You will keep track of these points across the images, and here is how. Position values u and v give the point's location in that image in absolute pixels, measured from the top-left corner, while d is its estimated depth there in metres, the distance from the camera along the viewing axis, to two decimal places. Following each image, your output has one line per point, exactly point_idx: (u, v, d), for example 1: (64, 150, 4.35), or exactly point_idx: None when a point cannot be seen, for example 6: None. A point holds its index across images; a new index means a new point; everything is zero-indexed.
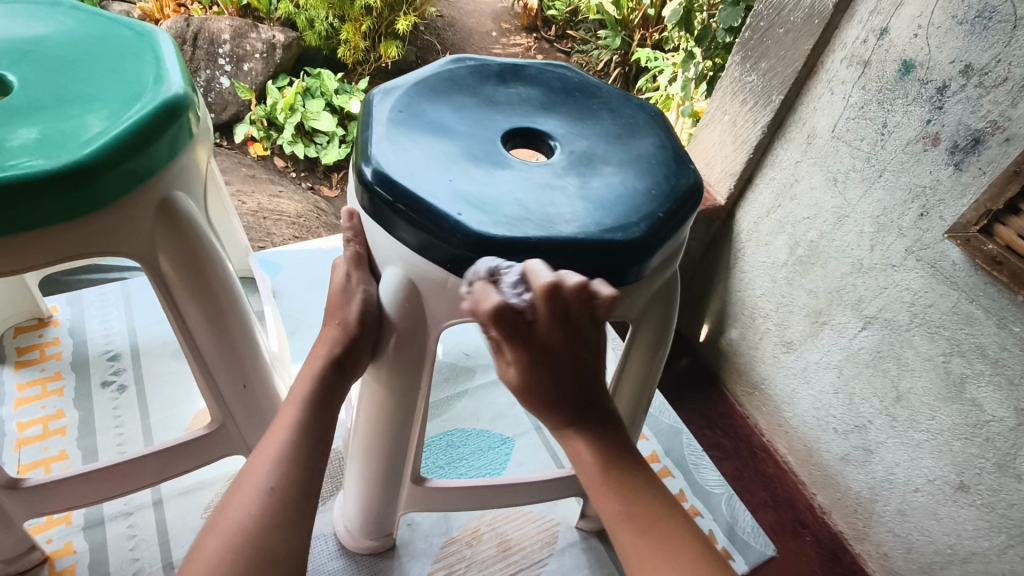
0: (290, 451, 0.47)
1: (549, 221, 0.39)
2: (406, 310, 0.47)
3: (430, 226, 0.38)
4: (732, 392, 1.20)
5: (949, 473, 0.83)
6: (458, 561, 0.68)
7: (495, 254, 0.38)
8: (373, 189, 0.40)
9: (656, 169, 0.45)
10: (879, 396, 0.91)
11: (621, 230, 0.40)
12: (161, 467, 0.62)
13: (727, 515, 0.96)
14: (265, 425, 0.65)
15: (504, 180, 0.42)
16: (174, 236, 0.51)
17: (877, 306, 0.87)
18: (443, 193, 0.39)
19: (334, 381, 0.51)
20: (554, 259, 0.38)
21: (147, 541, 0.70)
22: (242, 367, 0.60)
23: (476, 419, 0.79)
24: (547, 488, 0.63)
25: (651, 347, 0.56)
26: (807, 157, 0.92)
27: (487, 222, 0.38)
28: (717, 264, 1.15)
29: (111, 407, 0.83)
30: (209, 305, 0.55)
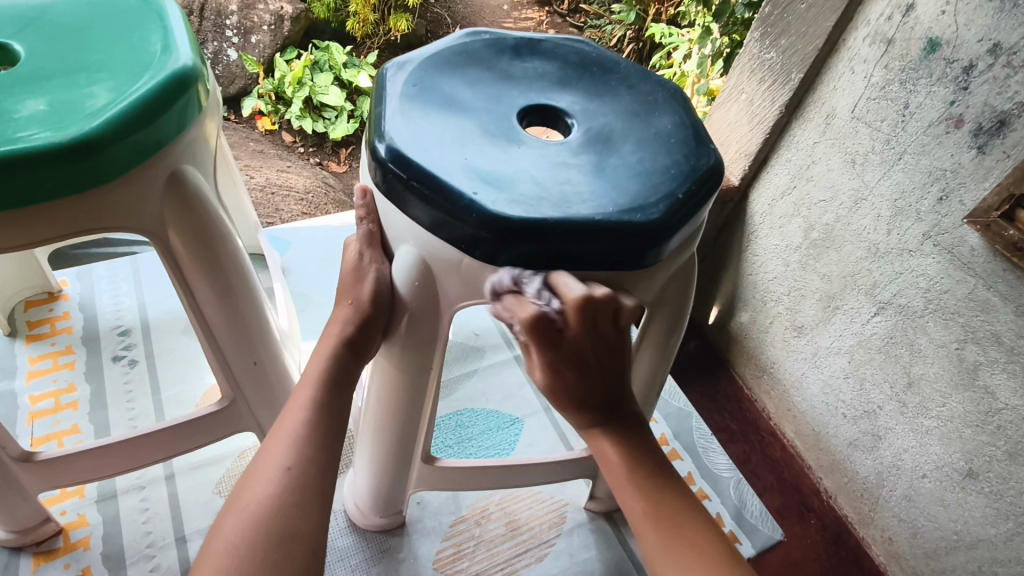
0: (307, 431, 0.47)
1: (566, 201, 0.38)
2: (419, 290, 0.43)
3: (445, 204, 0.37)
4: (741, 375, 1.19)
5: (958, 460, 0.83)
6: (467, 540, 0.68)
7: (511, 234, 0.37)
8: (386, 166, 0.39)
9: (676, 148, 0.43)
10: (890, 381, 0.90)
11: (639, 212, 0.38)
12: (172, 443, 0.62)
13: (734, 499, 0.98)
14: (276, 402, 0.65)
15: (520, 157, 0.40)
16: (184, 211, 0.51)
17: (892, 292, 0.86)
18: (458, 170, 0.38)
19: (348, 360, 0.51)
20: (570, 241, 0.37)
21: (159, 514, 0.71)
22: (252, 343, 0.60)
23: (485, 399, 0.78)
24: (555, 471, 0.63)
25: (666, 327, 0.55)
26: (825, 138, 0.90)
27: (502, 201, 0.37)
28: (730, 246, 1.14)
29: (122, 382, 0.84)
30: (219, 280, 0.54)
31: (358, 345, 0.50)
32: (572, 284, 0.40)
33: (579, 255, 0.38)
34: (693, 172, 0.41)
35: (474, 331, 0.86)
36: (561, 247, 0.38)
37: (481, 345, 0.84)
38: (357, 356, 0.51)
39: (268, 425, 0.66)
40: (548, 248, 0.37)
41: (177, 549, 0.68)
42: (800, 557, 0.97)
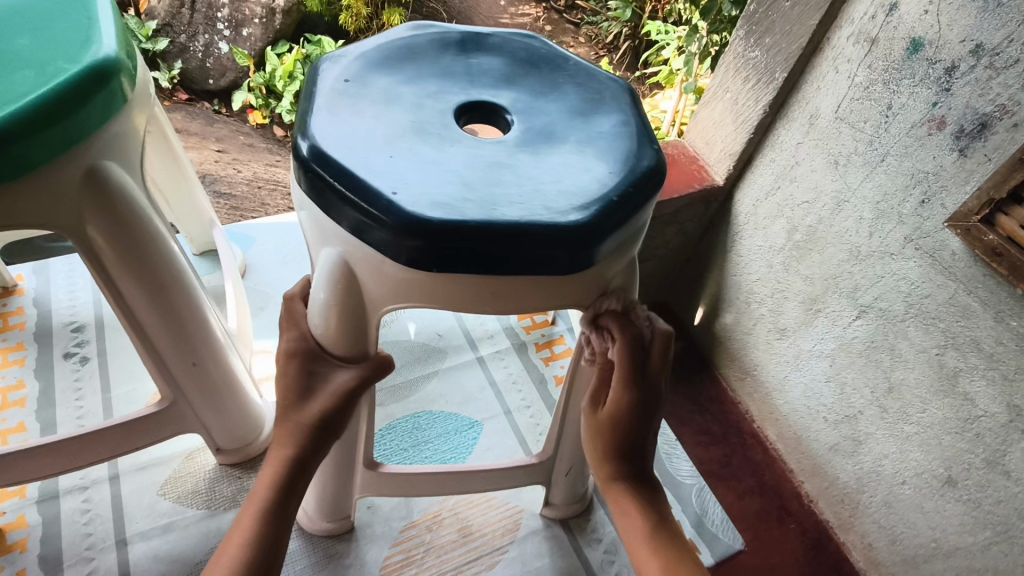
0: (258, 536, 0.45)
1: (492, 203, 0.36)
2: (342, 293, 0.41)
3: (362, 205, 0.36)
4: (725, 377, 1.18)
5: (937, 467, 0.82)
6: (417, 546, 0.67)
7: (429, 238, 0.35)
8: (308, 165, 0.37)
9: (618, 148, 0.42)
10: (871, 386, 0.89)
11: (570, 215, 0.37)
12: (117, 442, 0.61)
13: (696, 506, 0.98)
14: (222, 402, 0.64)
15: (450, 157, 0.39)
16: (104, 208, 0.49)
17: (873, 295, 0.85)
18: (380, 171, 0.36)
19: (320, 443, 0.47)
20: (496, 246, 0.36)
21: (102, 515, 0.69)
22: (191, 343, 0.59)
23: (445, 401, 0.77)
24: (503, 477, 0.62)
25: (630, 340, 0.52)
26: (808, 139, 0.88)
27: (424, 203, 0.35)
28: (715, 247, 1.12)
29: (72, 379, 0.82)
30: (148, 279, 0.53)
31: (324, 429, 0.47)
32: (497, 290, 0.39)
33: (505, 260, 0.37)
34: (631, 174, 0.40)
35: (436, 331, 0.84)
36: (485, 252, 0.36)
37: (443, 345, 0.83)
38: (324, 437, 0.47)
39: (212, 426, 0.65)
40: (472, 252, 0.36)
41: (118, 551, 0.67)
42: (778, 562, 0.97)
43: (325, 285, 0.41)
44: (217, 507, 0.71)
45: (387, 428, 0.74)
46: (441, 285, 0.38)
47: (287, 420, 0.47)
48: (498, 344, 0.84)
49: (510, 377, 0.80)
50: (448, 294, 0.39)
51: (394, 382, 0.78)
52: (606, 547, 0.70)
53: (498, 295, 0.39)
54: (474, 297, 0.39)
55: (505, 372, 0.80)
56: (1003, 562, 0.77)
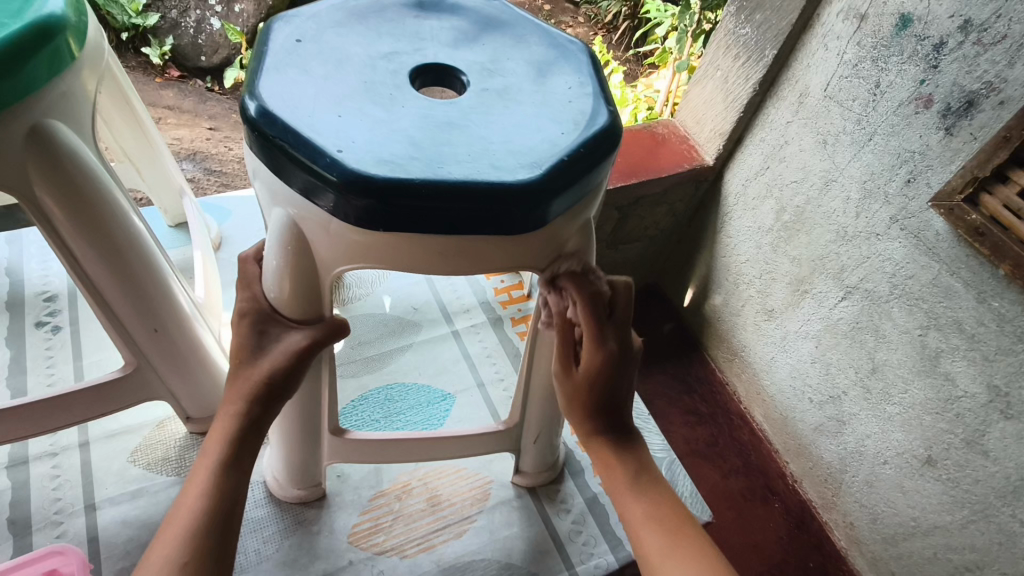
0: (216, 488, 0.45)
1: (438, 161, 0.36)
2: (291, 254, 0.40)
3: (306, 163, 0.35)
4: (714, 358, 1.19)
5: (917, 447, 0.82)
6: (386, 514, 0.68)
7: (372, 196, 0.34)
8: (254, 124, 0.36)
9: (573, 109, 0.41)
10: (855, 366, 0.89)
11: (518, 173, 0.36)
12: (88, 408, 0.61)
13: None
14: (189, 369, 0.64)
15: (401, 117, 0.38)
16: (54, 171, 0.48)
17: (859, 276, 0.84)
18: (326, 130, 0.36)
19: (272, 399, 0.48)
20: (443, 204, 0.35)
21: (71, 482, 0.67)
22: (154, 311, 0.58)
23: (419, 373, 0.77)
24: (469, 445, 0.62)
25: (561, 322, 0.49)
26: (798, 118, 0.88)
27: (368, 161, 0.35)
28: (705, 228, 1.12)
29: (44, 348, 0.82)
30: (105, 245, 0.52)
31: (274, 389, 0.47)
32: (446, 250, 0.38)
33: (452, 220, 0.36)
34: (584, 134, 0.39)
35: (413, 305, 0.84)
36: (430, 211, 0.35)
37: (419, 319, 0.83)
38: (276, 396, 0.48)
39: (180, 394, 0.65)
40: (417, 210, 0.35)
41: (86, 517, 0.65)
42: (761, 541, 1.00)
43: (272, 241, 0.41)
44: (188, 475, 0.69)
45: (360, 399, 0.74)
46: (388, 243, 0.37)
47: (239, 378, 0.48)
48: (475, 318, 0.84)
49: (485, 350, 0.80)
50: (396, 253, 0.38)
51: (367, 354, 0.79)
52: (575, 518, 0.70)
53: (447, 254, 0.39)
54: (421, 257, 0.39)
55: (480, 346, 0.81)
56: (980, 541, 0.77)
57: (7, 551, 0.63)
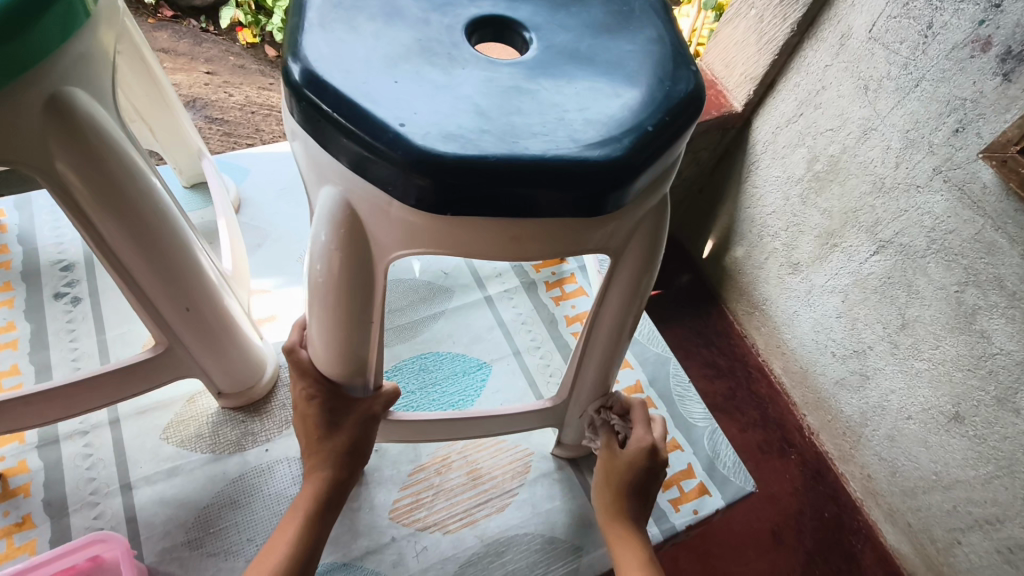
0: (305, 541, 0.46)
1: (511, 134, 0.32)
2: (342, 237, 0.36)
3: (364, 138, 0.31)
4: (733, 311, 1.16)
5: (945, 404, 0.80)
6: (427, 489, 0.67)
7: (442, 176, 0.31)
8: (300, 91, 0.32)
9: (650, 67, 0.37)
10: (883, 322, 0.85)
11: (600, 148, 0.32)
12: (117, 387, 0.59)
13: (707, 449, 0.76)
14: (219, 346, 0.61)
15: (464, 80, 0.34)
16: (72, 141, 0.43)
17: (894, 230, 0.80)
18: (384, 98, 0.32)
19: (351, 463, 0.49)
20: (517, 185, 0.31)
21: (104, 461, 0.66)
22: (182, 288, 0.55)
23: (453, 342, 0.75)
24: (514, 421, 0.60)
25: (625, 302, 0.47)
26: (838, 61, 0.81)
27: (434, 135, 0.31)
28: (728, 178, 1.06)
29: (64, 321, 0.79)
30: (131, 221, 0.49)
31: (355, 451, 0.48)
32: (515, 234, 0.35)
33: (527, 202, 0.32)
34: (667, 100, 0.35)
35: (442, 270, 0.81)
36: (503, 193, 0.32)
37: (450, 285, 0.80)
38: (355, 458, 0.49)
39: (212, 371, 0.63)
40: (487, 193, 0.32)
41: (123, 497, 0.64)
42: (778, 492, 0.99)
43: (326, 232, 0.36)
44: (221, 451, 0.68)
45: (394, 369, 0.72)
46: (454, 229, 0.34)
47: (315, 449, 0.48)
48: (508, 282, 0.81)
49: (520, 317, 0.78)
50: (464, 240, 0.35)
51: (399, 322, 0.76)
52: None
53: (515, 238, 0.36)
54: (489, 240, 0.35)
55: (514, 313, 0.78)
56: (1002, 496, 0.76)
57: (45, 534, 0.62)
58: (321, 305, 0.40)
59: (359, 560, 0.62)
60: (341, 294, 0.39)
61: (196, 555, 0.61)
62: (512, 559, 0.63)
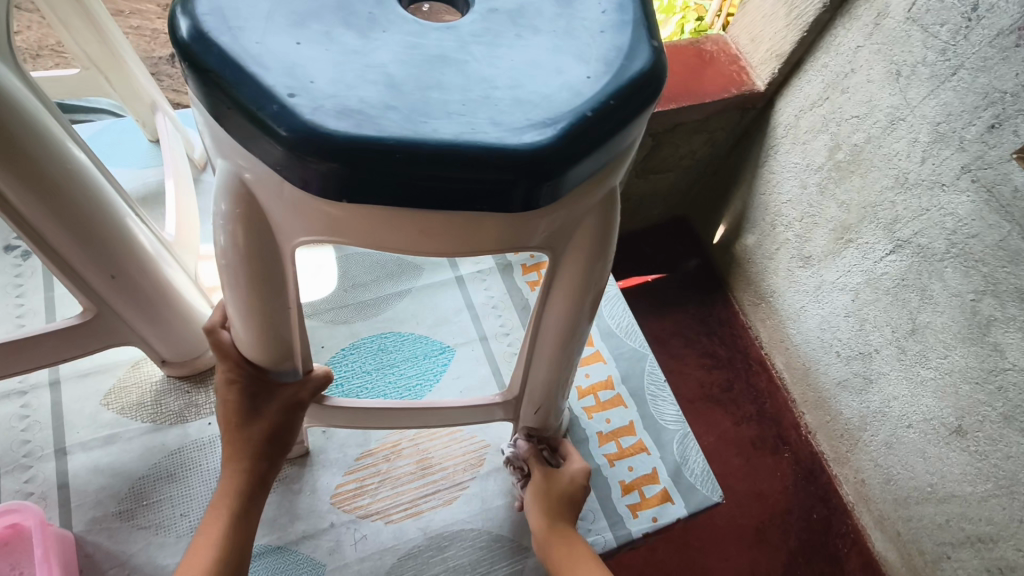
0: (232, 527, 0.48)
1: (421, 112, 0.28)
2: (241, 218, 0.34)
3: (249, 109, 0.28)
4: (738, 300, 1.07)
5: (948, 416, 0.72)
6: (372, 475, 0.66)
7: (331, 157, 0.27)
8: (186, 51, 0.29)
9: (604, 38, 0.32)
10: (892, 325, 0.77)
11: (524, 134, 0.28)
12: (55, 351, 0.57)
13: (675, 454, 0.74)
14: (156, 313, 0.59)
15: (380, 46, 0.31)
16: None
17: (913, 230, 0.72)
18: (278, 64, 0.29)
19: (270, 451, 0.50)
20: (423, 172, 0.28)
21: (40, 423, 0.65)
22: (109, 253, 0.52)
23: (416, 323, 0.73)
24: (457, 415, 0.57)
25: (573, 298, 0.42)
26: (870, 43, 0.71)
27: (326, 110, 0.28)
28: (746, 163, 0.96)
29: (14, 275, 0.76)
30: (36, 182, 0.45)
31: (277, 438, 0.50)
32: (427, 229, 0.32)
33: (437, 192, 0.29)
34: (615, 80, 0.30)
35: None
36: (405, 181, 0.28)
37: (419, 262, 0.77)
38: (277, 446, 0.50)
39: (151, 338, 0.61)
40: (387, 178, 0.28)
41: (56, 461, 0.64)
42: (766, 490, 0.92)
43: (223, 212, 0.34)
44: (162, 422, 0.67)
45: (351, 347, 0.70)
46: (353, 216, 0.31)
47: (234, 436, 0.49)
48: (483, 263, 0.78)
49: (491, 301, 0.75)
50: (366, 230, 0.32)
51: (362, 298, 0.74)
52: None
53: (428, 233, 0.32)
54: (398, 233, 0.32)
55: (485, 295, 0.75)
56: (999, 516, 0.69)
57: None
58: (232, 288, 0.38)
59: (294, 543, 0.61)
60: (248, 276, 0.37)
61: (127, 527, 0.61)
62: (453, 554, 0.62)
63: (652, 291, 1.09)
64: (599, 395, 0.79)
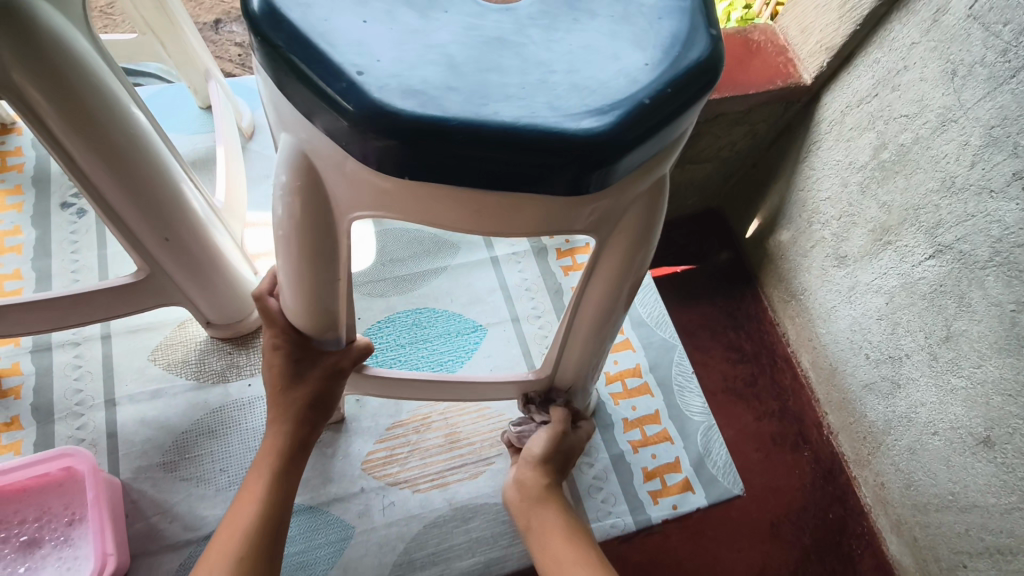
0: (272, 488, 0.50)
1: (483, 94, 0.29)
2: (301, 190, 0.35)
3: (317, 84, 0.29)
4: (768, 296, 1.06)
5: (976, 426, 0.71)
6: (402, 445, 0.68)
7: (396, 135, 0.28)
8: (257, 23, 0.30)
9: (664, 23, 0.33)
10: (925, 331, 0.76)
11: (582, 120, 0.29)
12: (109, 307, 0.60)
13: (698, 445, 0.82)
14: (204, 276, 0.61)
15: (441, 27, 0.31)
16: (31, 55, 0.40)
17: (956, 235, 0.69)
18: (344, 41, 0.29)
19: (313, 415, 0.54)
20: (483, 153, 0.28)
21: (92, 374, 0.69)
22: (166, 217, 0.54)
23: (450, 301, 0.74)
24: (485, 390, 0.59)
25: (614, 279, 0.42)
26: (927, 39, 0.69)
27: (392, 89, 0.28)
28: (785, 158, 0.95)
29: (69, 232, 0.81)
30: (102, 144, 0.47)
31: (317, 403, 0.53)
32: (481, 209, 0.32)
33: (496, 175, 0.29)
34: (674, 69, 0.31)
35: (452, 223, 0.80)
36: (466, 162, 0.29)
37: (456, 241, 0.78)
38: (316, 410, 0.54)
39: (197, 299, 0.64)
40: (447, 158, 0.29)
41: (106, 411, 0.68)
42: (783, 486, 0.91)
43: (284, 183, 0.35)
44: (205, 380, 0.70)
45: (387, 321, 0.72)
46: (414, 192, 0.31)
47: (279, 400, 0.52)
48: (518, 245, 0.79)
49: (525, 283, 0.76)
50: (424, 208, 0.33)
51: (399, 273, 0.76)
52: (596, 473, 0.80)
53: (478, 213, 0.33)
54: (454, 212, 0.33)
55: (520, 277, 0.76)
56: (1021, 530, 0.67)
57: (31, 436, 0.66)
58: (285, 257, 0.39)
59: (326, 504, 0.64)
60: (301, 243, 0.37)
61: (170, 478, 0.65)
62: (477, 526, 0.64)
63: (681, 282, 1.09)
64: (627, 382, 0.85)
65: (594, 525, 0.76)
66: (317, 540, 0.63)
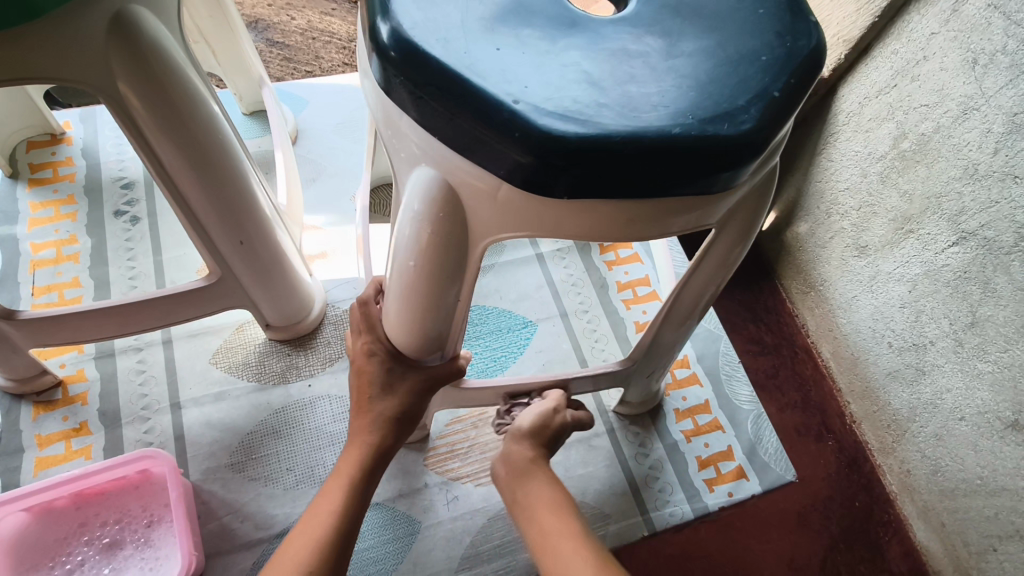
0: (351, 499, 0.52)
1: (630, 107, 0.34)
2: (441, 218, 0.39)
3: (480, 114, 0.34)
4: (786, 288, 1.02)
5: (1004, 410, 0.68)
6: (461, 441, 0.71)
7: (568, 154, 0.33)
8: (389, 54, 0.35)
9: (768, 28, 0.39)
10: (950, 318, 0.73)
11: (727, 121, 0.35)
12: (171, 309, 0.64)
13: (750, 433, 0.87)
14: (268, 275, 0.65)
15: (566, 49, 0.36)
16: (136, 65, 0.45)
17: (979, 222, 0.68)
18: (491, 72, 0.34)
19: (398, 429, 0.55)
20: (646, 161, 0.34)
21: (155, 378, 0.73)
22: (238, 220, 0.58)
23: (500, 298, 0.78)
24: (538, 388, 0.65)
25: (717, 266, 0.49)
26: (947, 28, 0.69)
27: (550, 113, 0.33)
28: (802, 150, 0.94)
29: (123, 238, 0.83)
30: (189, 146, 0.50)
31: (404, 415, 0.55)
32: (633, 217, 0.38)
33: (655, 180, 0.35)
34: (790, 64, 0.37)
35: None
36: (632, 170, 0.34)
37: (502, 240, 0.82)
38: (400, 425, 0.55)
39: (258, 299, 0.67)
40: (611, 169, 0.34)
41: (172, 415, 0.71)
42: (807, 475, 0.86)
43: (417, 209, 0.39)
44: (267, 381, 0.73)
45: None
46: (564, 210, 0.37)
47: (366, 412, 0.55)
48: (561, 243, 0.83)
49: (571, 278, 0.80)
50: (574, 220, 0.38)
51: None
52: (652, 463, 0.84)
53: (633, 220, 0.38)
54: (609, 223, 0.38)
55: (565, 273, 0.80)
56: None
57: (99, 441, 0.69)
58: (410, 278, 0.44)
59: (391, 500, 0.67)
60: (432, 265, 0.42)
61: (238, 478, 0.68)
62: None
63: None
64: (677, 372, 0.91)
65: (653, 515, 0.80)
66: (386, 535, 0.65)
